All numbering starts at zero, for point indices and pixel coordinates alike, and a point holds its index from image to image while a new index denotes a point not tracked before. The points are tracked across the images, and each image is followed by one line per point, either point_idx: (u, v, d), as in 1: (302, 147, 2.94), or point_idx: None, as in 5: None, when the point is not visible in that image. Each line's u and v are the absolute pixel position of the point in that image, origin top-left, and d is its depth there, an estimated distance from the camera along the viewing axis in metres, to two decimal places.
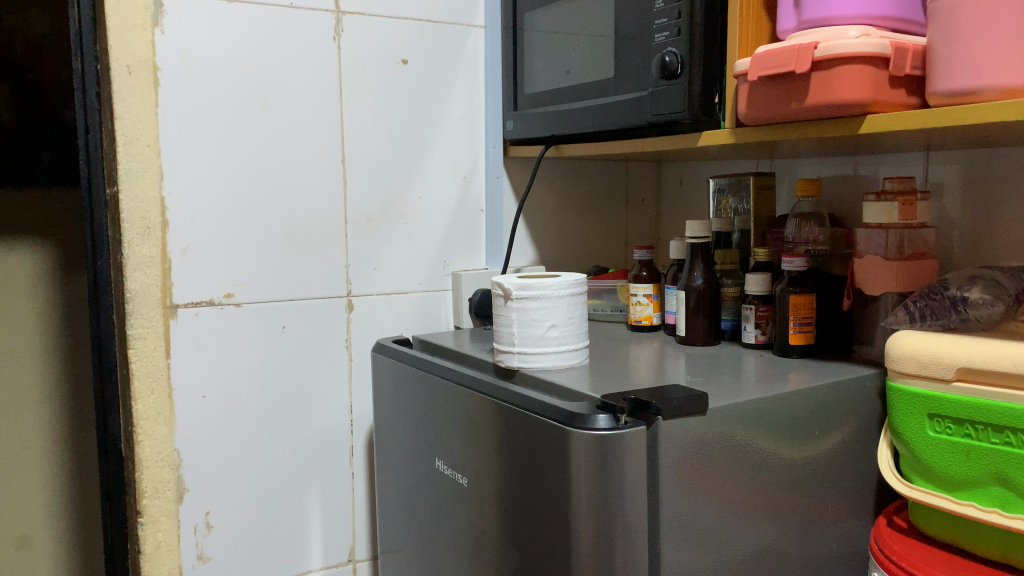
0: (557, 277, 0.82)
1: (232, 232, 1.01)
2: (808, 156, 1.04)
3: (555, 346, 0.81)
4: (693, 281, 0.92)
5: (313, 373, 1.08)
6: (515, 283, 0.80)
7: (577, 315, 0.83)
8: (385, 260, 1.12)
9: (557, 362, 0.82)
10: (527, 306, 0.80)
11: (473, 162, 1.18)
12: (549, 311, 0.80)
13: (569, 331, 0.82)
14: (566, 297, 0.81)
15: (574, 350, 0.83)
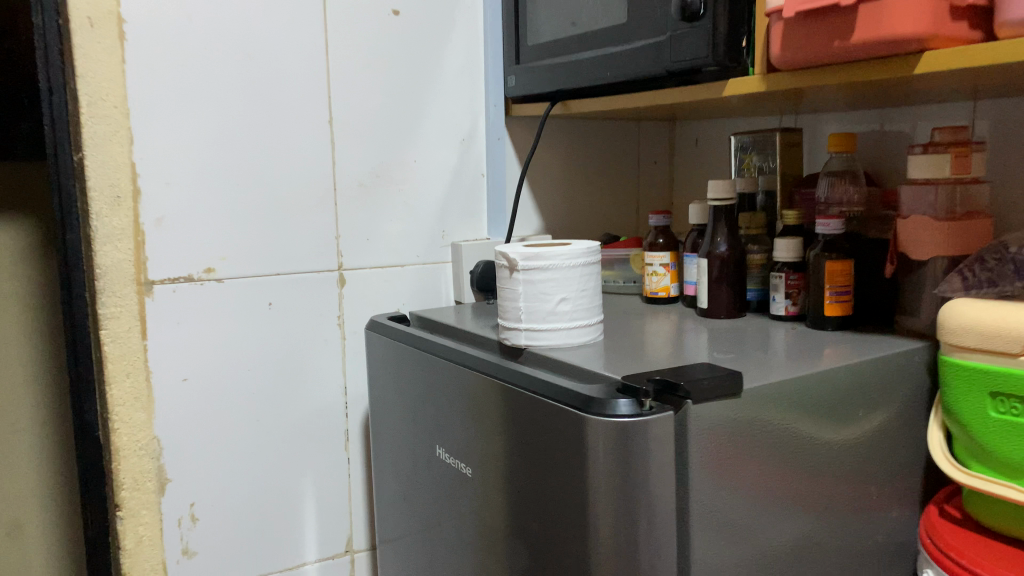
0: (568, 245, 0.74)
1: (211, 201, 0.92)
2: (838, 110, 0.95)
3: (565, 322, 0.74)
4: (716, 248, 0.84)
5: (304, 353, 1.00)
6: (521, 253, 0.72)
7: (590, 287, 0.75)
8: (378, 230, 1.03)
9: (568, 339, 0.74)
10: (534, 279, 0.72)
11: (473, 122, 1.10)
12: (559, 283, 0.72)
13: (581, 304, 0.74)
14: (578, 267, 0.73)
15: (587, 325, 0.75)
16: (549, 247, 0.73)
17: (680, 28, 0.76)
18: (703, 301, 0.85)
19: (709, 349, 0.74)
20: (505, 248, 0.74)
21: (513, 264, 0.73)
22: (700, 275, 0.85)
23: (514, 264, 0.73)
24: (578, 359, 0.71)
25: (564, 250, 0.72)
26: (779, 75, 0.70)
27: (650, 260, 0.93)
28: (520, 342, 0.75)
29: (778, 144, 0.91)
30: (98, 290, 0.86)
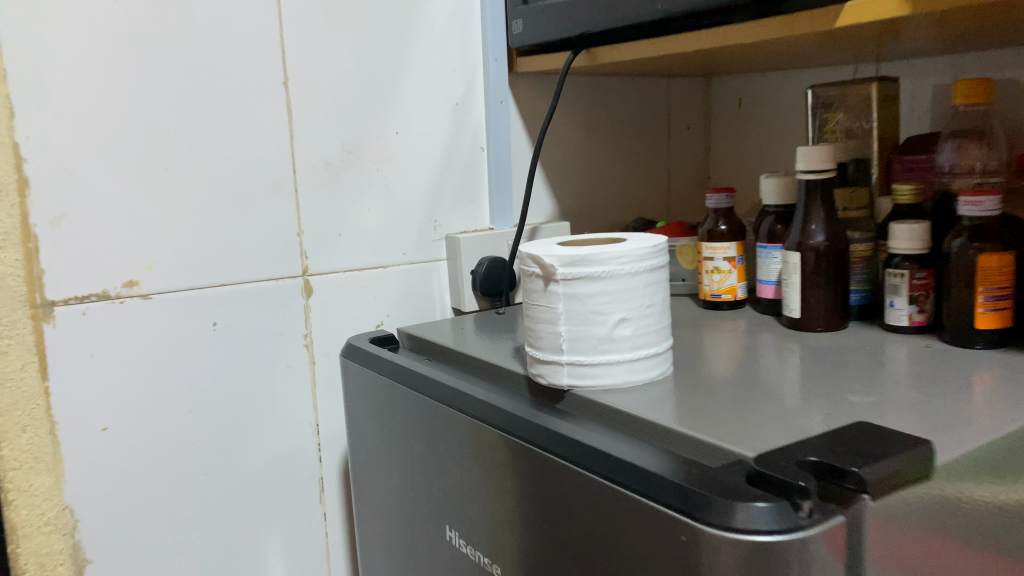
0: (626, 242, 0.52)
1: (129, 191, 0.69)
2: (941, 52, 0.74)
3: (627, 353, 0.52)
4: (811, 239, 0.63)
5: (264, 384, 0.78)
6: (562, 256, 0.50)
7: (658, 301, 0.53)
8: (352, 222, 0.81)
9: (631, 377, 0.52)
10: (581, 292, 0.51)
11: (468, 82, 0.87)
12: (617, 297, 0.51)
13: (648, 327, 0.52)
14: (643, 274, 0.51)
15: (656, 356, 0.53)
16: (600, 246, 0.51)
17: None
18: (793, 311, 0.64)
19: (811, 380, 0.53)
20: (537, 250, 0.52)
21: (550, 273, 0.51)
22: (789, 276, 0.64)
23: (551, 273, 0.51)
24: (643, 406, 0.49)
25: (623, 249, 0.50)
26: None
27: (710, 254, 0.72)
28: (561, 381, 0.53)
29: (874, 97, 0.70)
30: None
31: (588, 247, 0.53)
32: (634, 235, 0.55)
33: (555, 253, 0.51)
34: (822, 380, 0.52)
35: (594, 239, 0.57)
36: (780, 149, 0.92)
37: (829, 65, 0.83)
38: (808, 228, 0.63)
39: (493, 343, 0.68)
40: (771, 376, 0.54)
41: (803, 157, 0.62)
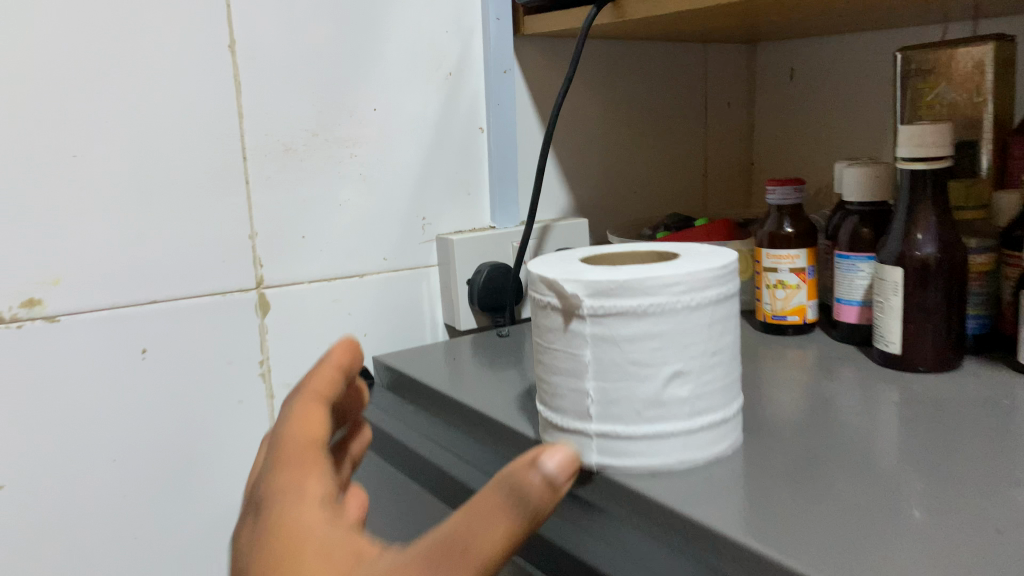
0: (681, 262, 0.37)
1: (26, 183, 0.53)
2: None
3: (683, 419, 0.37)
4: (917, 250, 0.47)
5: (210, 423, 0.62)
6: (591, 282, 0.35)
7: (725, 344, 0.38)
8: (320, 220, 0.65)
9: (687, 453, 0.37)
10: (618, 332, 0.36)
11: (465, 47, 0.71)
12: (669, 341, 0.36)
13: (712, 382, 0.37)
14: (706, 307, 0.36)
15: (722, 423, 0.38)
16: (645, 268, 0.36)
17: None
18: (894, 345, 0.49)
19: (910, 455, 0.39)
20: (553, 272, 0.37)
21: (573, 304, 0.36)
22: (885, 297, 0.49)
23: (575, 305, 0.36)
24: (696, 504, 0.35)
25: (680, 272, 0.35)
26: None
27: (771, 265, 0.56)
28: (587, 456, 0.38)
29: (987, 62, 0.54)
30: None
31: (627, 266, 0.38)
32: (692, 250, 0.40)
33: (580, 278, 0.36)
34: (960, 468, 0.37)
35: (633, 255, 0.42)
36: (843, 130, 0.76)
37: (909, 25, 0.67)
38: (912, 236, 0.47)
39: (496, 386, 0.52)
40: (844, 450, 0.40)
41: (908, 137, 0.46)
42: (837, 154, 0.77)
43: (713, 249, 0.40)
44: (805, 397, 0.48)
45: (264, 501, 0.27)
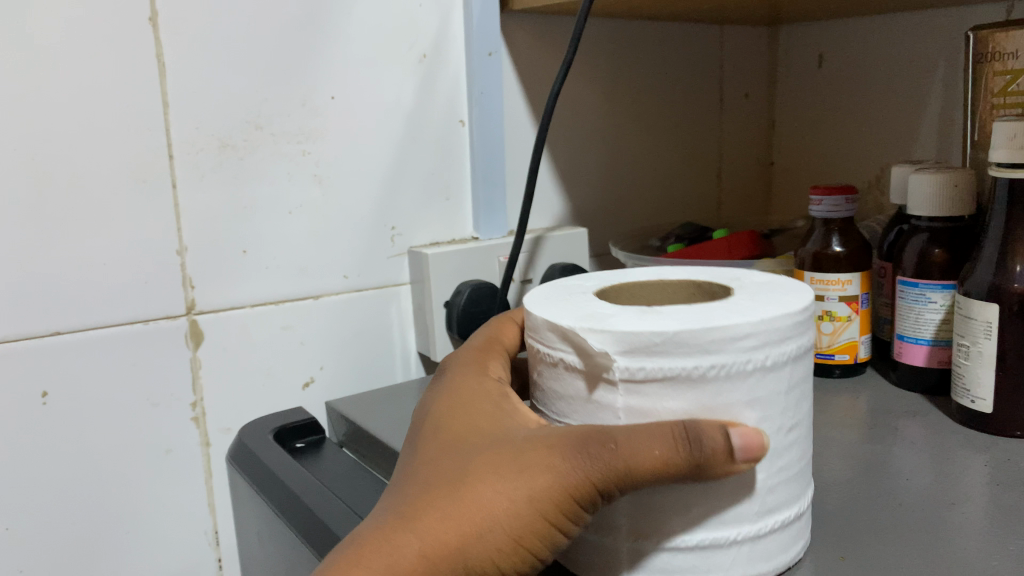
0: (745, 302, 0.28)
1: None
2: None
3: (751, 520, 0.28)
4: (1016, 283, 0.37)
5: (129, 481, 0.51)
6: (628, 335, 0.26)
7: (799, 415, 0.30)
8: (266, 232, 0.54)
9: (755, 563, 0.29)
10: (665, 402, 0.27)
11: (443, 25, 0.60)
12: (735, 413, 0.28)
13: (787, 469, 0.29)
14: (783, 366, 0.28)
15: (796, 517, 0.30)
16: (701, 312, 0.27)
17: None
18: (983, 402, 0.39)
19: (997, 559, 0.30)
20: (570, 317, 0.28)
21: (602, 362, 0.27)
22: (976, 342, 0.38)
23: (606, 363, 0.27)
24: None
25: (754, 320, 0.27)
26: None
27: (818, 292, 0.46)
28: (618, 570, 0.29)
29: None
30: None
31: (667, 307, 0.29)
32: (747, 282, 0.31)
33: (613, 327, 0.27)
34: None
35: (660, 283, 0.34)
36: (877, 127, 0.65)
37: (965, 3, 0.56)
38: (1008, 267, 0.37)
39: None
40: (908, 549, 0.31)
41: (1009, 143, 0.36)
42: (870, 154, 0.66)
43: (771, 281, 0.31)
44: (871, 466, 0.38)
45: (445, 381, 0.36)
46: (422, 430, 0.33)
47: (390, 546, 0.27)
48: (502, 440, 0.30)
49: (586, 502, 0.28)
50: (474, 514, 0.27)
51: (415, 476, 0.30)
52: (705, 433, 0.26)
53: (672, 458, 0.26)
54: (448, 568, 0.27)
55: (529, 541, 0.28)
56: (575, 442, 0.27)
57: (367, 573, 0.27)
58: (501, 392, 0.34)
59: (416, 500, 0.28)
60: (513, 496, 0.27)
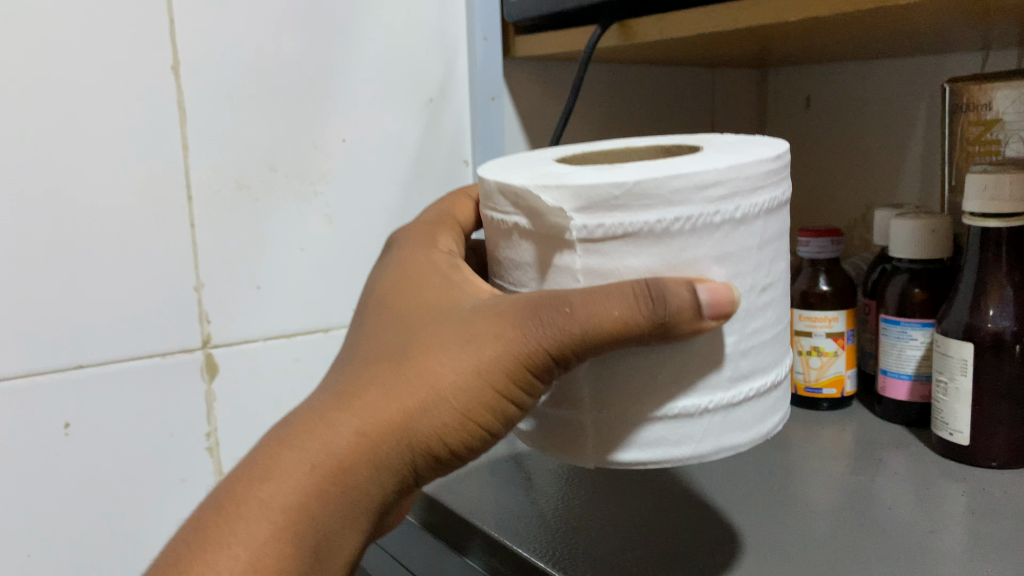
0: (715, 156, 0.28)
1: None
2: None
3: (723, 385, 0.28)
4: (990, 324, 0.40)
5: (144, 509, 0.53)
6: (585, 189, 0.26)
7: (774, 274, 0.29)
8: (280, 268, 0.57)
9: (728, 434, 0.29)
10: (627, 259, 0.27)
11: (448, 70, 0.63)
12: (702, 270, 0.27)
13: (760, 334, 0.29)
14: (755, 221, 0.27)
15: (771, 387, 0.30)
16: (665, 164, 0.27)
17: None
18: (960, 435, 0.41)
19: None
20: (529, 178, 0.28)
21: (559, 224, 0.27)
22: (952, 379, 0.41)
23: (562, 224, 0.27)
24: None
25: (719, 170, 0.26)
26: None
27: (806, 329, 0.49)
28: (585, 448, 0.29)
29: None
30: None
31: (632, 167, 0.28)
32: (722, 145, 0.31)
33: (569, 183, 0.26)
34: None
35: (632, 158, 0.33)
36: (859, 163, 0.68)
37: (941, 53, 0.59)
38: (982, 310, 0.40)
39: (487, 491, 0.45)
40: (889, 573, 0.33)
41: (979, 197, 0.39)
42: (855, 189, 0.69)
43: (744, 142, 0.31)
44: (859, 496, 0.40)
45: (406, 255, 0.37)
46: (382, 299, 0.34)
47: (338, 417, 0.30)
48: (455, 312, 0.31)
49: (538, 365, 0.28)
50: (420, 390, 0.29)
51: (370, 345, 0.32)
52: (668, 287, 0.26)
53: (630, 317, 0.26)
54: (390, 438, 0.30)
55: (476, 414, 0.30)
56: (526, 309, 0.28)
57: (316, 441, 0.30)
58: (456, 267, 0.35)
59: (366, 373, 0.31)
60: (459, 370, 0.29)
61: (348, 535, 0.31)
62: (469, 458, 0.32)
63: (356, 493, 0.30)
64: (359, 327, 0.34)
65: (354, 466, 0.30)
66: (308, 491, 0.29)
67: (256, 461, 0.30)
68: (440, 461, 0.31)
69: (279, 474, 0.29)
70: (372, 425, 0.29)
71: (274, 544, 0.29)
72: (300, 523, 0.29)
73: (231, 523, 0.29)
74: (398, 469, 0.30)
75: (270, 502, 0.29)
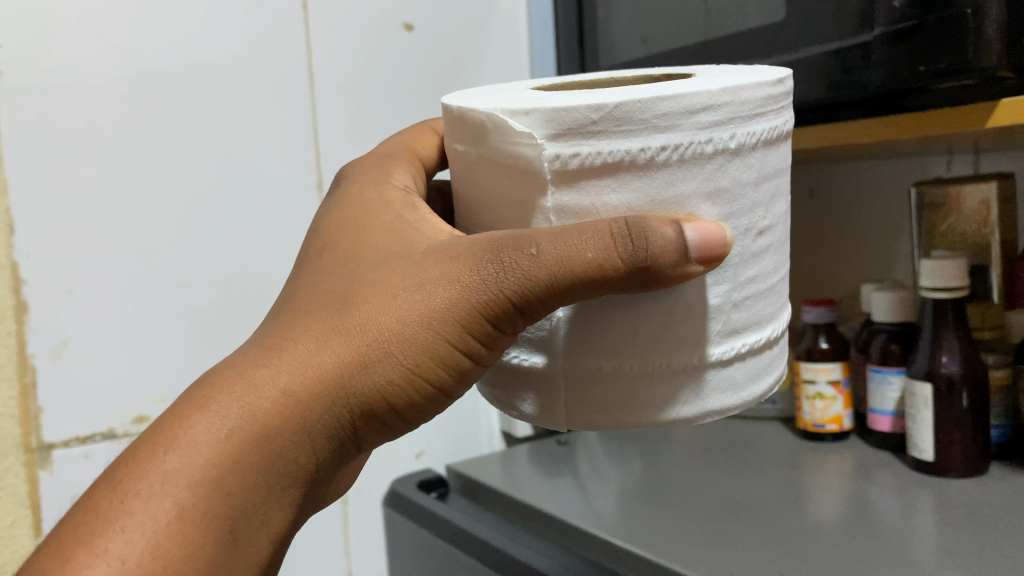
0: (713, 79, 0.29)
1: (142, 313, 0.61)
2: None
3: (713, 341, 0.31)
4: (943, 367, 0.54)
5: None
6: (563, 116, 0.28)
7: (771, 216, 0.31)
8: None
9: (715, 395, 0.31)
10: (606, 196, 0.29)
11: None
12: (692, 208, 0.29)
13: (754, 283, 0.31)
14: (751, 152, 0.29)
15: (765, 345, 0.32)
16: (655, 87, 0.28)
17: (902, 19, 0.46)
18: (926, 452, 0.55)
19: (918, 553, 0.47)
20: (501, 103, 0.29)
21: (531, 153, 0.29)
22: (918, 409, 0.55)
23: (534, 153, 0.29)
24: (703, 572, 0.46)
25: (712, 92, 0.28)
26: None
27: (811, 376, 0.63)
28: (571, 401, 0.31)
29: (992, 197, 0.61)
30: None
31: (615, 91, 0.30)
32: (722, 73, 0.33)
33: (542, 107, 0.28)
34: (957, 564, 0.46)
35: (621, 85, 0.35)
36: (835, 246, 0.81)
37: (908, 162, 0.74)
38: (937, 357, 0.54)
39: (571, 501, 0.60)
40: (861, 548, 0.49)
41: (932, 271, 0.53)
42: (834, 265, 0.82)
43: (741, 72, 0.32)
44: (856, 504, 0.54)
45: (355, 195, 0.38)
46: (322, 244, 0.36)
47: (267, 371, 0.31)
48: (400, 262, 0.32)
49: (482, 319, 0.30)
50: (359, 343, 0.31)
51: (309, 296, 0.33)
52: (649, 230, 0.28)
53: (606, 259, 0.28)
54: (319, 398, 0.31)
55: (420, 366, 0.31)
56: (476, 254, 0.30)
57: (242, 397, 0.31)
58: (411, 204, 0.36)
59: (295, 332, 0.32)
60: (400, 321, 0.31)
61: (272, 507, 0.32)
62: (409, 415, 0.33)
63: (284, 454, 0.31)
64: (299, 275, 0.36)
65: (281, 422, 0.31)
66: (224, 455, 0.30)
67: (178, 412, 0.32)
68: (376, 417, 0.32)
69: (200, 429, 0.31)
70: (303, 380, 0.31)
71: (189, 504, 0.30)
72: (219, 483, 0.30)
73: (141, 480, 0.30)
74: (328, 425, 0.32)
75: (187, 460, 0.30)
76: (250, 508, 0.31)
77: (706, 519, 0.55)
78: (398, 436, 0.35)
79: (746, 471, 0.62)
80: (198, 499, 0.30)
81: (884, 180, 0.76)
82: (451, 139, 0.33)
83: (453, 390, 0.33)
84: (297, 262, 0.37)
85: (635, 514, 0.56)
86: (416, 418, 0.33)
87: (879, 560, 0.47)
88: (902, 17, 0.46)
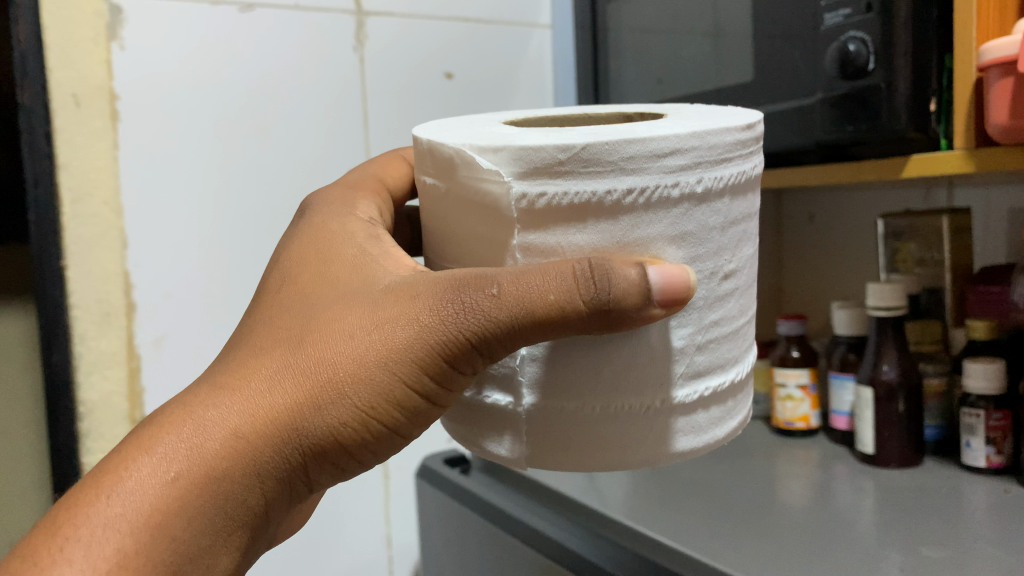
0: (686, 122, 0.33)
1: (226, 312, 0.76)
2: (990, 194, 0.72)
3: (679, 382, 0.35)
4: (884, 375, 0.66)
5: (343, 497, 0.80)
6: (532, 157, 0.31)
7: (734, 259, 0.35)
8: None
9: (683, 438, 0.36)
10: (571, 236, 0.33)
11: None
12: (657, 251, 0.33)
13: (718, 325, 0.35)
14: (717, 198, 0.33)
15: (730, 387, 0.37)
16: (625, 130, 0.32)
17: (837, 87, 0.57)
18: (866, 445, 0.67)
19: (853, 521, 0.59)
20: (470, 139, 0.33)
21: (499, 190, 0.32)
22: (865, 409, 0.67)
23: (501, 191, 0.32)
24: (666, 535, 0.58)
25: (680, 137, 0.31)
26: (994, 151, 0.50)
27: (782, 380, 0.76)
28: (538, 434, 0.35)
29: (944, 230, 0.74)
30: (80, 433, 0.69)
31: (585, 128, 0.33)
32: (695, 114, 0.36)
33: (510, 146, 0.31)
34: (885, 529, 0.57)
35: (588, 124, 0.40)
36: (815, 267, 0.91)
37: (887, 193, 0.82)
38: (881, 366, 0.66)
39: (576, 478, 0.71)
40: (806, 519, 0.60)
41: (875, 296, 0.66)
42: (815, 286, 0.91)
43: (719, 111, 0.36)
44: (810, 486, 0.65)
45: (320, 224, 0.43)
46: (286, 276, 0.40)
47: (218, 411, 0.35)
48: (355, 300, 0.36)
49: (431, 362, 0.34)
50: (316, 384, 0.35)
51: (265, 333, 0.37)
52: (615, 274, 0.31)
53: (565, 301, 0.32)
54: (268, 438, 0.35)
55: (374, 407, 0.35)
56: (432, 296, 0.34)
57: (189, 440, 0.34)
58: (374, 237, 0.41)
59: (249, 370, 0.36)
60: (356, 361, 0.34)
61: (218, 547, 0.35)
62: (360, 454, 0.37)
63: (234, 493, 0.35)
64: (258, 307, 0.40)
65: (233, 463, 0.34)
66: (172, 494, 0.34)
67: (125, 452, 0.35)
68: (328, 456, 0.36)
69: (145, 473, 0.34)
70: (252, 422, 0.35)
71: (131, 549, 0.33)
72: (165, 525, 0.33)
73: (83, 525, 0.33)
74: (279, 465, 0.35)
75: (131, 504, 0.33)
76: (198, 550, 0.34)
77: (685, 498, 0.65)
78: (351, 473, 0.38)
79: (720, 459, 0.72)
80: (140, 545, 0.33)
81: (862, 211, 0.85)
82: (425, 171, 0.36)
83: (405, 430, 0.37)
84: (261, 287, 0.41)
85: (627, 494, 0.67)
86: (368, 457, 0.37)
87: (820, 529, 0.58)
88: (836, 86, 0.57)
